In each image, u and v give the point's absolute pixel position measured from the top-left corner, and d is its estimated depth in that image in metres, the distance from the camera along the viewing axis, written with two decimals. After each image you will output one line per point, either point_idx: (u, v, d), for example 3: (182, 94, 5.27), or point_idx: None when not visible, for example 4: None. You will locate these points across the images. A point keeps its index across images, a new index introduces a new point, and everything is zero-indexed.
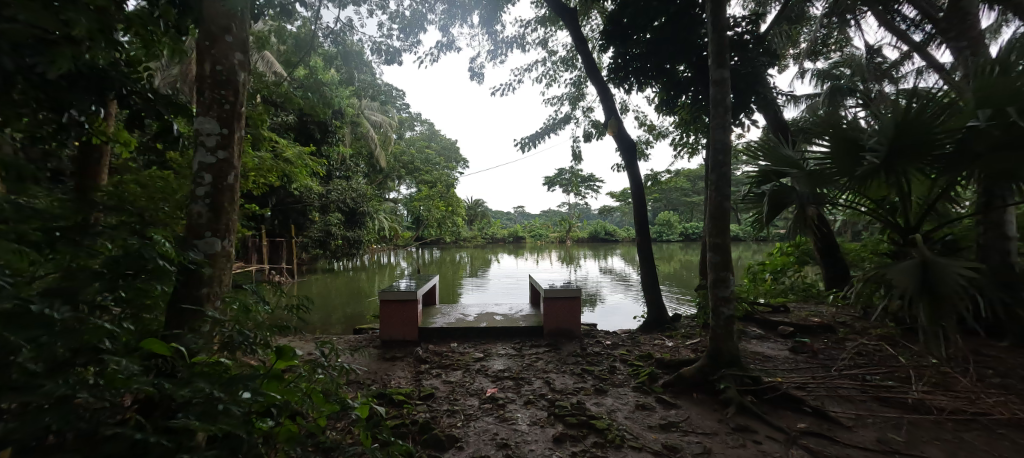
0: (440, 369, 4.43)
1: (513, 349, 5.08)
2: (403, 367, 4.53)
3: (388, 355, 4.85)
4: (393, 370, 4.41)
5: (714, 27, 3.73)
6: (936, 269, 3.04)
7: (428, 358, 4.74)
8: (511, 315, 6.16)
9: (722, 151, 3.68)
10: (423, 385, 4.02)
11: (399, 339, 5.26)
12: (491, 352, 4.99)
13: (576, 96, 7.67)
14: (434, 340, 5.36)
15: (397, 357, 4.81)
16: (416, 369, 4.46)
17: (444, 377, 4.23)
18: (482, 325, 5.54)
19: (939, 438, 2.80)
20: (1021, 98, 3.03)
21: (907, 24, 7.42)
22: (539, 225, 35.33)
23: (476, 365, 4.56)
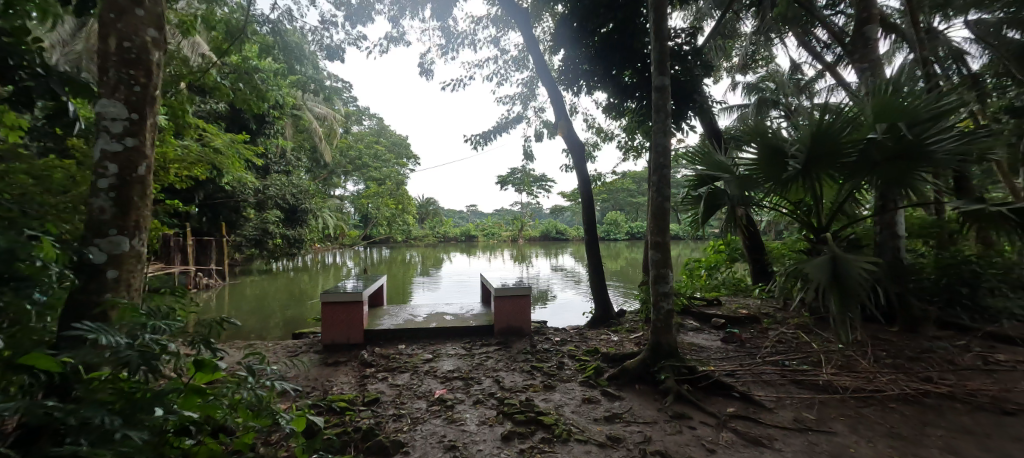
0: (387, 372, 3.67)
1: (464, 348, 4.32)
2: (345, 371, 3.72)
3: (330, 360, 3.97)
4: (335, 376, 3.61)
5: (655, 29, 3.50)
6: (841, 271, 3.06)
7: (375, 361, 3.92)
8: (464, 314, 5.27)
9: (655, 153, 3.46)
10: (368, 390, 3.31)
11: (343, 343, 4.33)
12: (442, 352, 4.22)
13: (526, 95, 7.06)
14: (381, 343, 4.46)
15: (340, 361, 3.95)
16: (360, 373, 3.67)
17: (391, 379, 3.52)
18: (432, 325, 4.69)
19: (845, 415, 2.73)
20: (914, 114, 3.12)
21: (821, 45, 8.19)
22: (491, 223, 35.20)
23: (425, 366, 3.82)
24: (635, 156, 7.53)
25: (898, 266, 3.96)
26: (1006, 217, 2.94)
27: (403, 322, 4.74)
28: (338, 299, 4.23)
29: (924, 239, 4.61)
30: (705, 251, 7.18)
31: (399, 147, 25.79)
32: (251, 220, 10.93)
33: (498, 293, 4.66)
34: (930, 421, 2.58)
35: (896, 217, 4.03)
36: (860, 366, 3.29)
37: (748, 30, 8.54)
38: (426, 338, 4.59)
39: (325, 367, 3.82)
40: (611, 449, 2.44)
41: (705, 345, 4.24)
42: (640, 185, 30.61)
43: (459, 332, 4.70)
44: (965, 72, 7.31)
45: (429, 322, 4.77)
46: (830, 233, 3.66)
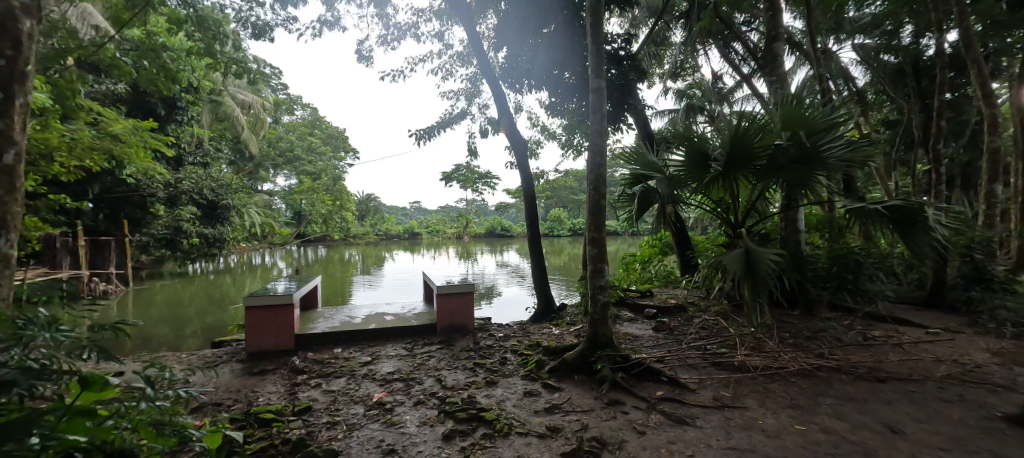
0: (320, 378, 3.48)
1: (404, 349, 4.21)
2: (273, 380, 3.47)
3: (256, 368, 3.69)
4: (261, 385, 3.36)
5: (593, 33, 3.61)
6: (753, 263, 3.38)
7: (307, 367, 3.70)
8: (405, 313, 5.12)
9: (593, 152, 3.58)
10: (299, 398, 3.12)
11: (270, 349, 4.04)
12: (381, 353, 4.08)
13: (470, 91, 6.99)
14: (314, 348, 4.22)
15: (267, 369, 3.68)
16: (291, 380, 3.46)
17: (325, 385, 3.35)
18: (371, 326, 4.52)
19: (756, 391, 3.03)
20: (812, 125, 3.52)
21: (739, 58, 8.95)
22: (436, 221, 34.56)
23: (363, 369, 3.67)
24: (575, 155, 7.75)
25: (800, 257, 4.45)
26: (881, 215, 3.42)
27: (339, 325, 4.51)
28: (264, 303, 3.92)
29: (821, 233, 5.22)
30: (639, 245, 7.39)
31: (334, 140, 24.41)
32: (161, 217, 9.82)
33: (440, 291, 4.58)
34: (822, 392, 2.94)
35: (798, 214, 4.52)
36: (769, 347, 3.67)
37: (678, 40, 9.11)
38: (364, 340, 4.41)
39: (250, 376, 3.54)
40: (550, 439, 2.50)
41: (639, 334, 4.49)
42: (581, 183, 31.53)
43: (400, 332, 4.57)
44: (854, 88, 8.37)
45: (368, 324, 4.59)
46: (745, 229, 4.03)
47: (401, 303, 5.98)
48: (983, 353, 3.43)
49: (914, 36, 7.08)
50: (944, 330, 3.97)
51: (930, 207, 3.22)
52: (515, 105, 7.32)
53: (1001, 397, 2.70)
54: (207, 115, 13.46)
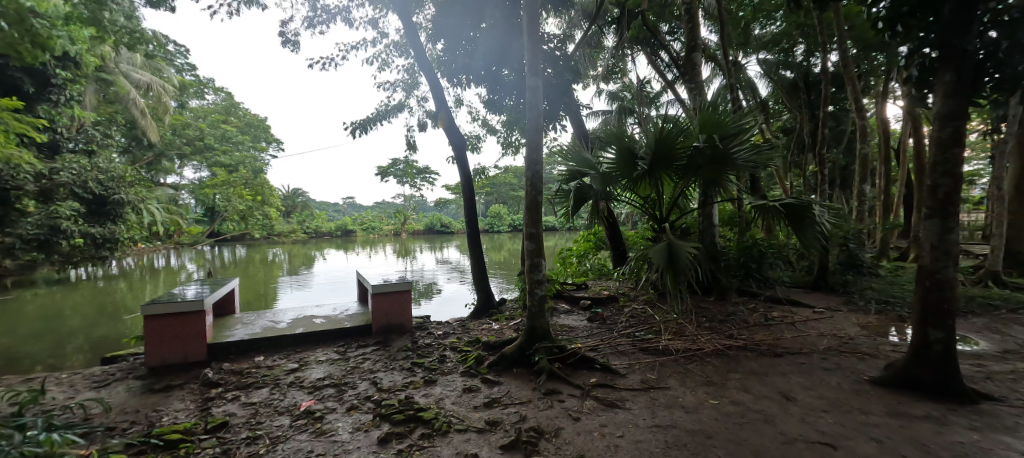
0: (238, 391, 3.22)
1: (336, 352, 4.02)
2: (181, 397, 3.14)
3: (159, 385, 3.32)
4: (168, 403, 3.04)
5: (529, 31, 3.66)
6: (675, 255, 3.66)
7: (222, 379, 3.40)
8: (336, 315, 4.88)
9: (530, 149, 3.65)
10: (213, 414, 2.86)
11: (176, 362, 3.64)
12: (310, 359, 3.86)
13: (408, 83, 6.78)
14: (232, 357, 3.88)
15: (173, 385, 3.32)
16: (205, 395, 3.16)
17: (244, 398, 3.10)
18: (298, 331, 4.24)
19: (677, 371, 3.30)
20: (724, 129, 3.88)
21: (664, 64, 9.57)
22: (371, 217, 33.18)
23: (288, 377, 3.46)
24: (514, 152, 7.84)
25: (714, 248, 4.90)
26: (779, 211, 3.85)
27: (260, 331, 4.19)
28: (167, 311, 3.52)
29: (732, 227, 5.76)
30: (575, 239, 7.63)
31: (254, 129, 22.41)
32: (32, 214, 8.41)
33: (375, 291, 4.44)
34: (732, 368, 3.28)
35: (713, 210, 4.96)
36: (689, 331, 4.00)
37: (610, 44, 9.54)
38: (290, 346, 4.14)
39: (151, 394, 3.18)
40: (489, 433, 2.54)
41: (575, 325, 4.67)
42: (519, 180, 31.89)
43: (332, 335, 4.36)
44: (759, 97, 9.31)
45: (294, 329, 4.31)
46: (668, 223, 4.34)
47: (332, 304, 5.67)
48: (856, 327, 4.02)
49: (806, 53, 8.03)
50: (827, 309, 4.60)
51: (817, 203, 3.69)
52: (454, 99, 7.23)
53: (868, 363, 3.19)
54: (92, 96, 11.69)
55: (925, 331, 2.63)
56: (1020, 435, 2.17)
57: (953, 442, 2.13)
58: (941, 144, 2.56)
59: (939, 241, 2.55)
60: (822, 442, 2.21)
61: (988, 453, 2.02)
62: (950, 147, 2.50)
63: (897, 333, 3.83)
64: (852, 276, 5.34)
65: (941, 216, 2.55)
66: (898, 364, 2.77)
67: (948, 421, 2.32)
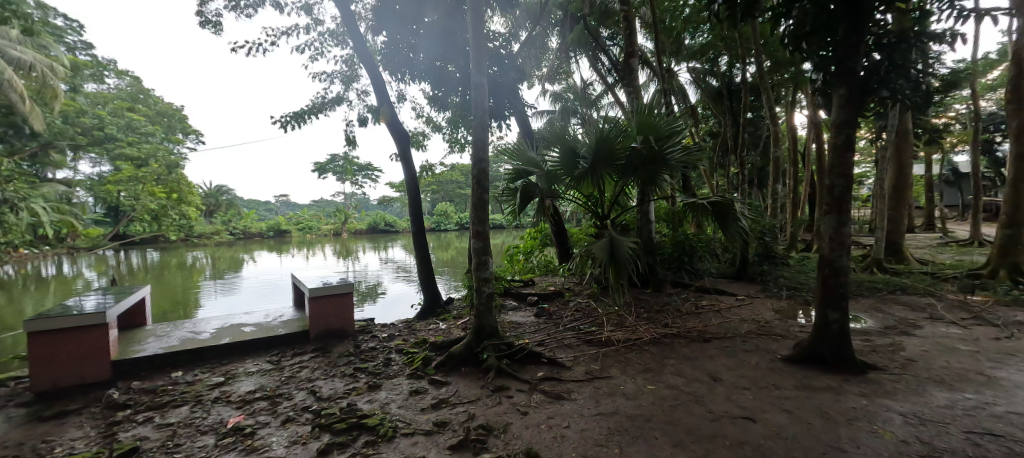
0: (152, 412, 2.94)
1: (269, 362, 3.80)
2: (79, 423, 2.81)
3: (49, 412, 2.94)
4: (64, 432, 2.70)
5: (473, 29, 3.67)
6: (616, 250, 3.86)
7: (132, 400, 3.08)
8: (268, 322, 4.60)
9: (475, 147, 3.67)
10: (121, 441, 2.59)
11: (69, 385, 3.23)
12: (238, 371, 3.62)
13: (347, 76, 6.52)
14: (145, 374, 3.52)
15: (67, 411, 2.96)
16: (111, 419, 2.85)
17: (159, 419, 2.84)
18: (225, 341, 3.95)
19: (619, 360, 3.49)
20: (658, 131, 4.15)
21: (605, 68, 9.97)
22: (308, 217, 31.38)
23: (213, 393, 3.22)
24: (460, 149, 7.81)
25: (650, 243, 5.22)
26: (707, 208, 4.19)
27: (179, 343, 3.84)
28: (58, 327, 3.12)
29: (666, 223, 6.16)
30: (522, 237, 7.73)
31: (168, 119, 20.29)
32: None
33: (313, 294, 4.24)
34: (668, 355, 3.52)
35: (649, 208, 5.28)
36: (628, 322, 4.24)
37: (554, 45, 9.78)
38: (216, 358, 3.85)
39: (40, 423, 2.81)
40: (437, 435, 2.53)
41: (522, 321, 4.76)
42: (466, 177, 31.67)
43: (266, 343, 4.11)
44: (689, 102, 9.97)
45: (221, 338, 4.01)
46: (609, 221, 4.57)
47: (263, 311, 5.33)
48: (771, 312, 4.47)
49: (729, 63, 8.74)
50: (747, 296, 5.08)
51: (737, 201, 4.06)
52: (396, 95, 7.05)
53: (781, 343, 3.57)
54: None
55: (826, 312, 2.99)
56: (898, 397, 2.55)
57: (847, 408, 2.46)
58: (837, 149, 2.91)
59: (836, 234, 2.92)
60: (744, 417, 2.46)
61: (874, 415, 2.35)
62: (844, 152, 2.87)
63: (804, 316, 4.31)
64: (768, 266, 5.94)
65: (836, 212, 2.91)
66: (804, 342, 3.13)
67: (845, 390, 2.67)
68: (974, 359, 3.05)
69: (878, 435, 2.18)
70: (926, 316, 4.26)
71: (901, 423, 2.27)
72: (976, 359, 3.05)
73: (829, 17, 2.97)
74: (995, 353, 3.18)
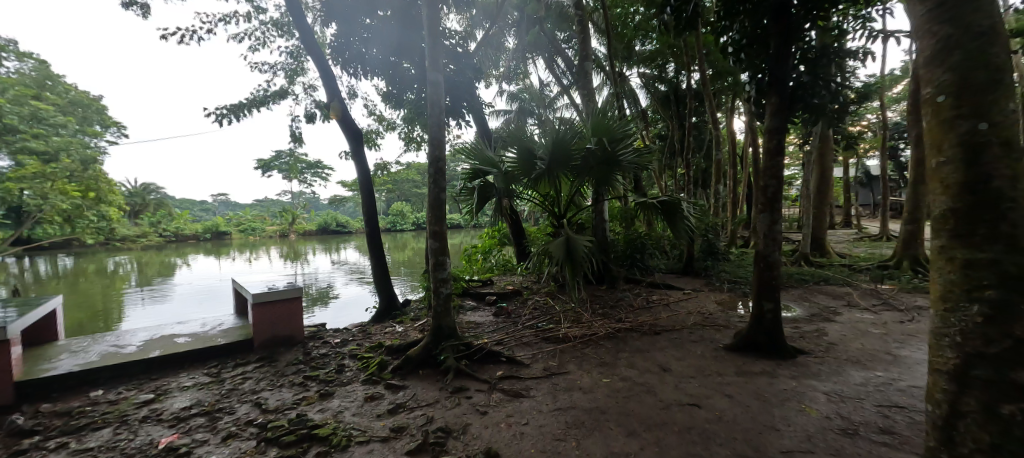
0: (67, 437, 2.67)
1: (208, 375, 3.57)
2: None
3: None
4: None
5: (429, 26, 3.63)
6: (572, 249, 3.97)
7: (42, 425, 2.79)
8: (205, 332, 4.30)
9: (431, 146, 3.64)
10: None
11: None
12: (171, 386, 3.36)
13: (293, 69, 6.23)
14: (59, 394, 3.18)
15: None
16: (19, 447, 2.56)
17: (76, 444, 2.59)
18: (154, 354, 3.65)
19: (575, 356, 3.59)
20: (611, 133, 4.31)
21: (560, 70, 10.16)
22: (252, 217, 29.57)
23: (141, 411, 2.97)
24: (416, 148, 7.69)
25: (605, 241, 5.40)
26: (657, 207, 4.39)
27: (100, 359, 3.50)
28: None
29: (619, 221, 6.40)
30: (480, 237, 7.74)
31: (84, 110, 18.34)
32: None
33: (257, 300, 4.02)
34: (621, 348, 3.67)
35: (603, 207, 5.46)
36: (584, 319, 4.37)
37: (510, 46, 9.85)
38: (145, 373, 3.55)
39: None
40: (394, 440, 2.50)
41: (480, 321, 4.77)
42: (423, 176, 31.24)
43: (204, 355, 3.85)
44: (639, 105, 10.38)
45: (150, 351, 3.70)
46: (565, 220, 4.69)
47: (201, 320, 4.98)
48: (714, 304, 4.77)
49: (675, 70, 9.20)
50: (694, 290, 5.39)
51: (683, 200, 4.30)
52: (348, 90, 6.83)
53: (722, 333, 3.83)
54: None
55: (761, 303, 3.24)
56: (822, 377, 2.82)
57: (779, 390, 2.69)
58: (770, 154, 3.17)
59: (769, 231, 3.17)
60: (690, 403, 2.62)
61: (801, 395, 2.59)
62: (775, 157, 3.13)
63: (743, 307, 4.65)
64: (711, 261, 6.33)
65: (769, 211, 3.16)
66: (743, 332, 3.37)
67: (777, 374, 2.91)
68: (883, 341, 3.43)
69: (805, 412, 2.40)
70: (845, 303, 4.74)
71: (824, 401, 2.51)
72: (886, 340, 3.43)
73: (763, 31, 3.28)
74: (900, 334, 3.59)
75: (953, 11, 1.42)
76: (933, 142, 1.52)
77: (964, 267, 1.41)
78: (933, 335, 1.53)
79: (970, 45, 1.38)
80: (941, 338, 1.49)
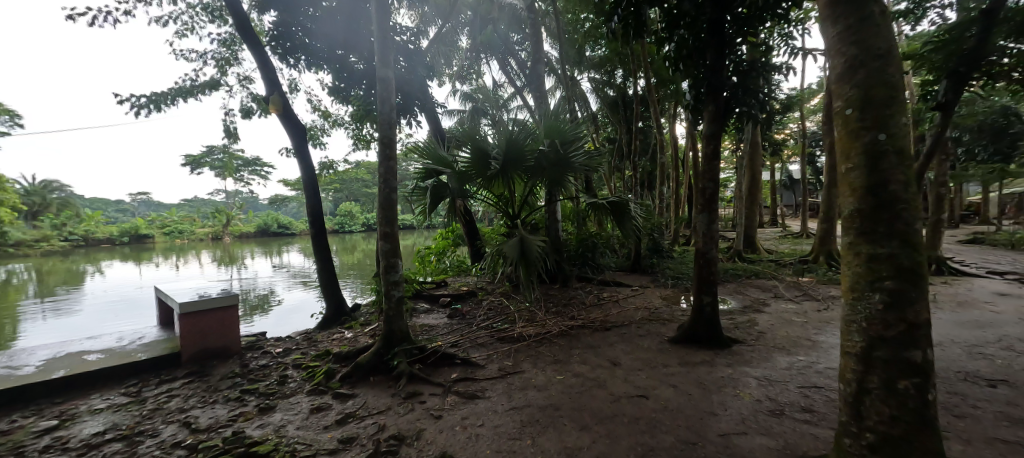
0: None
1: (127, 395, 3.26)
2: None
3: None
4: None
5: (378, 21, 3.54)
6: (526, 249, 4.03)
7: None
8: (121, 347, 3.91)
9: (382, 144, 3.56)
10: None
11: None
12: (81, 410, 3.03)
13: (226, 58, 5.84)
14: None
15: None
16: None
17: None
18: (59, 374, 3.27)
19: (530, 355, 3.66)
20: (561, 135, 4.43)
21: (514, 73, 10.28)
22: (180, 218, 27.19)
23: (43, 440, 2.65)
24: (364, 146, 7.45)
25: (558, 241, 5.54)
26: (608, 208, 4.57)
27: None
28: None
29: (571, 222, 6.59)
30: (433, 238, 7.65)
31: None
32: None
33: (185, 310, 3.71)
34: (574, 345, 3.78)
35: (556, 208, 5.60)
36: (537, 318, 4.45)
37: (464, 45, 9.81)
38: (48, 397, 3.17)
39: None
40: (343, 452, 2.41)
41: (434, 324, 4.72)
42: (372, 176, 30.34)
43: (121, 373, 3.50)
44: (589, 108, 10.71)
45: (53, 371, 3.31)
46: (519, 220, 4.75)
47: (117, 333, 4.53)
48: (659, 299, 5.04)
49: (622, 76, 9.59)
50: (641, 287, 5.66)
51: (631, 201, 4.50)
52: (289, 83, 6.49)
53: (667, 327, 4.06)
54: None
55: (701, 297, 3.47)
56: (754, 363, 3.08)
57: (717, 377, 2.90)
58: (708, 158, 3.40)
59: (707, 231, 3.40)
60: (638, 395, 2.75)
61: (736, 381, 2.81)
62: (712, 161, 3.35)
63: (685, 301, 4.95)
64: (656, 259, 6.68)
65: (707, 211, 3.40)
66: (685, 325, 3.58)
67: (716, 362, 3.14)
68: (804, 328, 3.80)
69: (740, 397, 2.61)
70: (773, 295, 5.19)
71: (756, 385, 2.74)
72: (807, 328, 3.80)
73: (700, 43, 3.52)
74: (818, 321, 4.00)
75: (859, 33, 1.61)
76: (842, 151, 1.69)
77: (868, 260, 1.60)
78: (844, 322, 1.71)
79: (872, 65, 1.57)
80: (850, 324, 1.67)
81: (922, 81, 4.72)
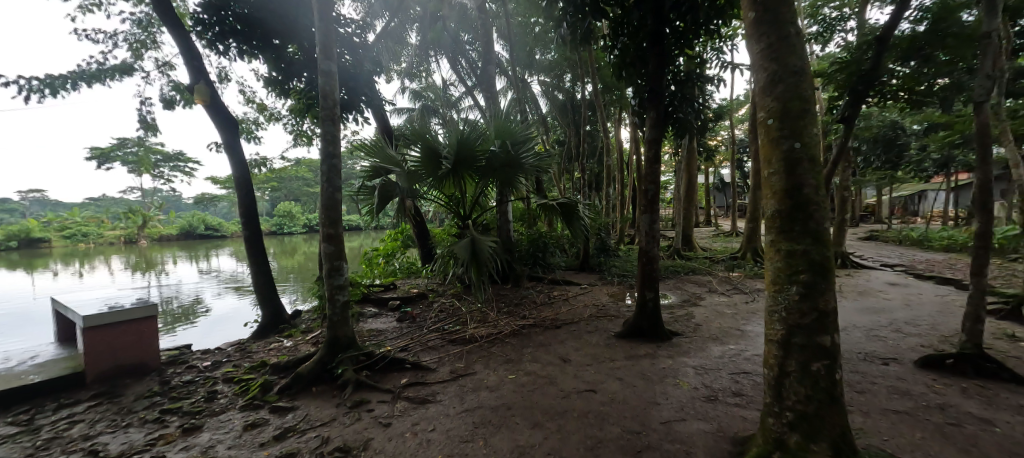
0: None
1: (19, 424, 2.88)
2: None
3: None
4: None
5: (320, 13, 3.40)
6: (477, 249, 4.04)
7: None
8: (8, 370, 3.45)
9: (325, 141, 3.42)
10: None
11: None
12: None
13: (142, 41, 5.32)
14: None
15: None
16: None
17: None
18: None
19: (481, 356, 3.67)
20: (510, 136, 4.48)
21: (463, 72, 10.23)
22: (86, 220, 24.24)
23: None
24: (306, 142, 7.09)
25: (509, 241, 5.60)
26: (558, 209, 4.68)
27: None
28: None
29: (522, 223, 6.68)
30: (381, 239, 7.21)
31: None
32: None
33: (90, 324, 3.33)
34: (525, 344, 3.84)
35: (507, 208, 5.66)
36: (489, 318, 4.48)
37: (412, 41, 9.63)
38: None
39: None
40: None
41: (383, 328, 4.60)
42: (314, 174, 28.93)
43: (7, 400, 3.09)
44: (538, 110, 10.91)
45: None
46: (470, 221, 4.74)
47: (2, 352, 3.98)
48: (606, 296, 5.25)
49: (571, 80, 9.88)
50: (590, 285, 5.86)
51: (578, 202, 4.63)
52: (218, 72, 6.04)
53: (613, 322, 4.25)
54: None
55: (644, 293, 3.67)
56: (691, 354, 3.30)
57: (660, 368, 3.08)
58: (649, 161, 3.60)
59: (649, 231, 3.60)
60: (587, 390, 2.86)
61: (676, 371, 3.01)
62: (653, 164, 3.55)
63: (630, 298, 5.19)
64: (603, 258, 6.94)
65: (649, 213, 3.59)
66: (630, 320, 3.77)
67: (658, 355, 3.33)
68: (734, 319, 4.13)
69: (679, 385, 2.80)
70: (707, 290, 5.59)
71: (693, 374, 2.95)
72: (737, 319, 4.14)
73: (642, 52, 3.71)
74: (746, 312, 4.37)
75: (779, 51, 1.78)
76: (765, 158, 1.86)
77: (787, 256, 1.77)
78: (768, 313, 1.88)
79: (789, 81, 1.75)
80: (773, 314, 1.84)
81: (829, 97, 5.26)
